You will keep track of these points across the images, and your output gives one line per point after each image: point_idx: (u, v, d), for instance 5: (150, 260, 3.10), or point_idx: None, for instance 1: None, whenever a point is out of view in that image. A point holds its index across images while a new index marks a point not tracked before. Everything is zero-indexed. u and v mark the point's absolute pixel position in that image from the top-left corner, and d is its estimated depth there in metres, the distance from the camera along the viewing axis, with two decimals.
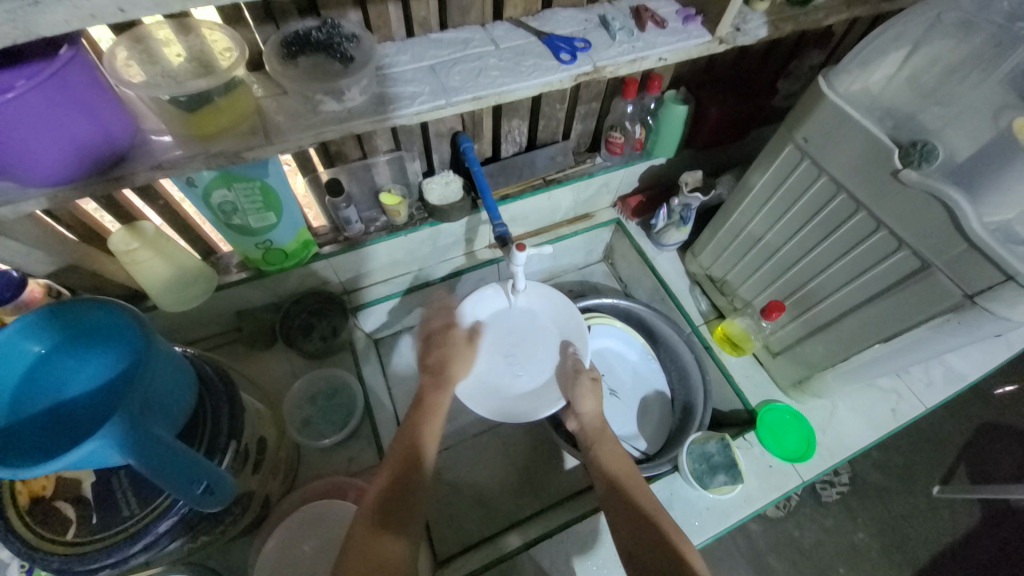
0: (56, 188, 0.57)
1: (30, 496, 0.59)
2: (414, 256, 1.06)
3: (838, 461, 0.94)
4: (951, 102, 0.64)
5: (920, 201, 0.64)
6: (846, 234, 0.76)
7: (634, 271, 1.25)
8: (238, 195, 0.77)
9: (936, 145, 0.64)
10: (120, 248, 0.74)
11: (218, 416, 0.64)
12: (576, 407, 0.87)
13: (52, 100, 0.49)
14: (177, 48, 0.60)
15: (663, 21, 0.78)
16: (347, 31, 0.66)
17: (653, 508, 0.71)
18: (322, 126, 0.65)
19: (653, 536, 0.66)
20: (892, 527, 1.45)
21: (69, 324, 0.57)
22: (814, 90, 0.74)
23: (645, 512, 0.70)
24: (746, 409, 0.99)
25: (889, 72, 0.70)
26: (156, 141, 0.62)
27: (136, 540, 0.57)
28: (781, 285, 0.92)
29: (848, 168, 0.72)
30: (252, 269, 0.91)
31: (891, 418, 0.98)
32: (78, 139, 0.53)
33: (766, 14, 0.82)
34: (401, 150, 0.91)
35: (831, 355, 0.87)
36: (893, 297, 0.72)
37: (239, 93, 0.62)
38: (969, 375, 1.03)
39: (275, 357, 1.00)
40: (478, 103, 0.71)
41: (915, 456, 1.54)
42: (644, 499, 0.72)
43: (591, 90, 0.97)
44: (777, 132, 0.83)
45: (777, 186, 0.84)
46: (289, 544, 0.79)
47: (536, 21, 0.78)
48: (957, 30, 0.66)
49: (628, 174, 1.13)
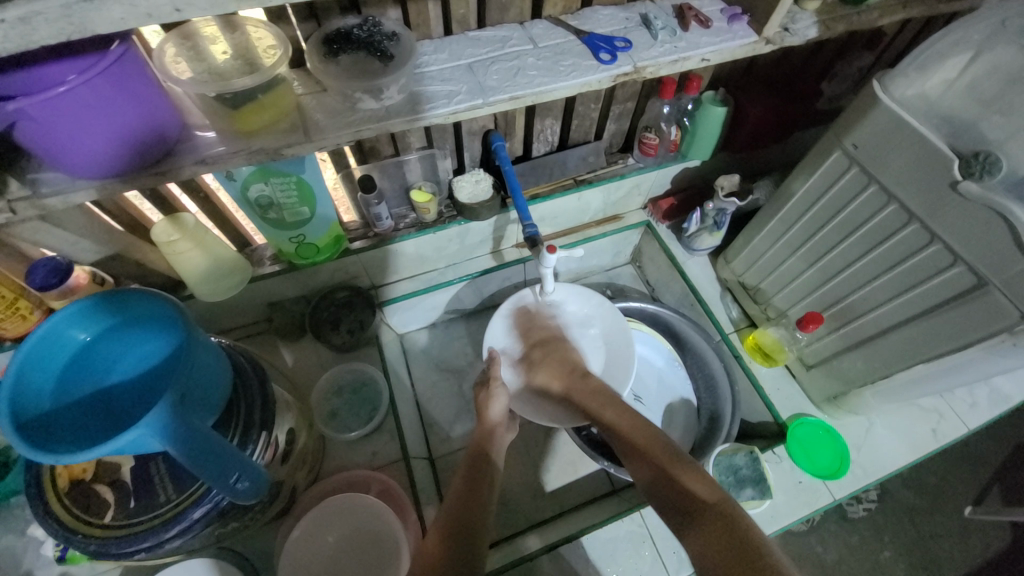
0: (105, 180, 0.59)
1: (70, 478, 0.61)
2: (441, 253, 1.06)
3: (871, 480, 0.91)
4: (1014, 112, 0.60)
5: (978, 215, 0.61)
6: (894, 246, 0.73)
7: (662, 275, 1.23)
8: (275, 190, 0.79)
9: (1000, 155, 0.60)
10: (161, 239, 0.76)
11: (252, 407, 0.66)
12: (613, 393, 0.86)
13: (101, 95, 0.50)
14: (223, 46, 0.61)
15: (707, 20, 0.76)
16: (387, 29, 0.66)
17: (670, 459, 0.66)
18: (360, 123, 0.65)
19: (677, 491, 0.62)
20: (921, 548, 1.39)
21: (115, 314, 0.58)
22: (866, 95, 0.71)
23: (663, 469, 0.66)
24: (777, 422, 0.96)
25: (949, 76, 0.65)
26: (200, 136, 0.63)
27: (170, 526, 0.58)
28: (820, 296, 0.88)
29: (901, 177, 0.69)
30: (284, 262, 0.93)
31: (930, 438, 0.93)
32: (126, 133, 0.55)
33: (817, 13, 0.78)
34: (433, 148, 0.91)
35: (870, 371, 0.84)
36: (942, 315, 0.69)
37: (281, 90, 0.63)
38: (1017, 397, 0.97)
39: (303, 349, 1.02)
40: (515, 103, 0.70)
41: (949, 476, 1.48)
42: (662, 452, 0.68)
43: (627, 90, 0.95)
44: (823, 137, 0.79)
45: (820, 193, 0.81)
46: (313, 533, 0.81)
47: (575, 20, 0.77)
48: (1022, 36, 0.61)
49: (661, 176, 1.10)
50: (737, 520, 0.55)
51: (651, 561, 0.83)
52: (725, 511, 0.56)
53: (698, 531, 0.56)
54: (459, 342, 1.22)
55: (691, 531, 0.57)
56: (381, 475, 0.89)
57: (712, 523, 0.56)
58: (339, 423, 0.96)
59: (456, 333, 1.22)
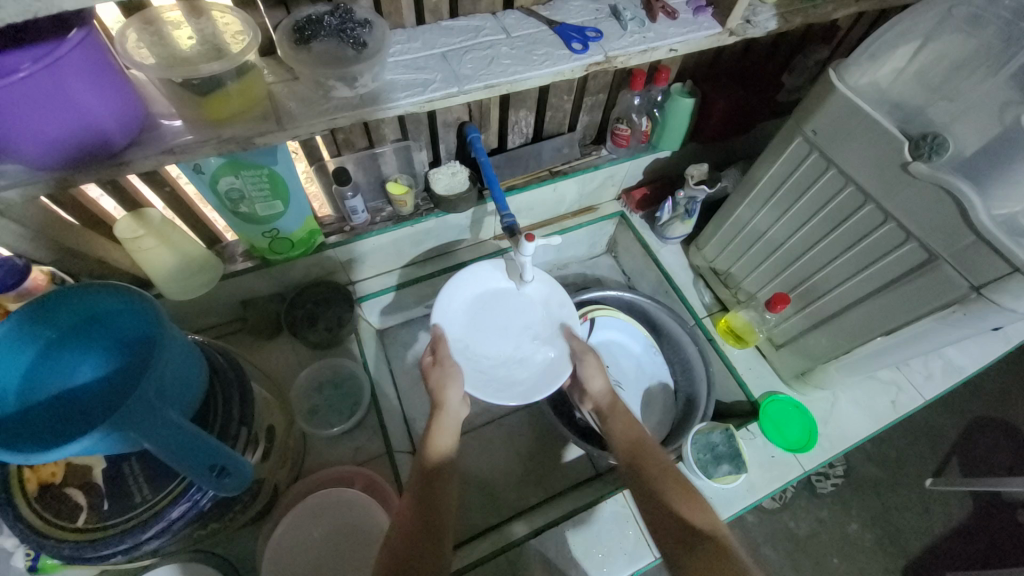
0: (65, 171, 0.56)
1: (39, 483, 0.58)
2: (419, 247, 1.06)
3: (838, 452, 0.95)
4: (959, 97, 0.64)
5: (929, 194, 0.65)
6: (853, 227, 0.77)
7: (637, 263, 1.26)
8: (245, 183, 0.76)
9: (946, 137, 0.64)
10: (126, 234, 0.74)
11: (229, 403, 0.64)
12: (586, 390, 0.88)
13: (60, 82, 0.48)
14: (188, 31, 0.59)
15: (674, 12, 0.78)
16: (360, 17, 0.66)
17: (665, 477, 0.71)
18: (334, 112, 0.65)
19: (668, 514, 0.66)
20: (886, 519, 1.47)
21: (80, 309, 0.56)
22: (824, 84, 0.74)
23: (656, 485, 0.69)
24: (749, 400, 1.01)
25: (898, 65, 0.70)
26: (167, 125, 0.61)
27: (148, 526, 0.56)
28: (786, 278, 0.92)
29: (857, 161, 0.73)
30: (257, 258, 0.91)
31: (890, 410, 0.99)
32: (88, 121, 0.53)
33: (776, 6, 0.81)
34: (408, 140, 0.91)
35: (834, 347, 0.88)
36: (898, 289, 0.73)
37: (251, 78, 0.62)
38: (967, 368, 1.04)
39: (280, 347, 1.00)
40: (490, 91, 0.70)
41: (910, 449, 1.57)
42: (656, 472, 0.72)
43: (598, 82, 0.97)
44: (785, 124, 0.83)
45: (784, 179, 0.85)
46: (299, 530, 0.80)
47: (547, 10, 0.78)
48: (967, 25, 0.65)
49: (634, 167, 1.13)
50: (726, 548, 0.59)
51: (635, 539, 0.85)
52: (717, 541, 0.60)
53: (687, 552, 0.60)
54: None
55: (677, 550, 0.61)
56: (365, 470, 0.88)
57: (702, 547, 0.60)
58: (320, 418, 0.95)
59: None
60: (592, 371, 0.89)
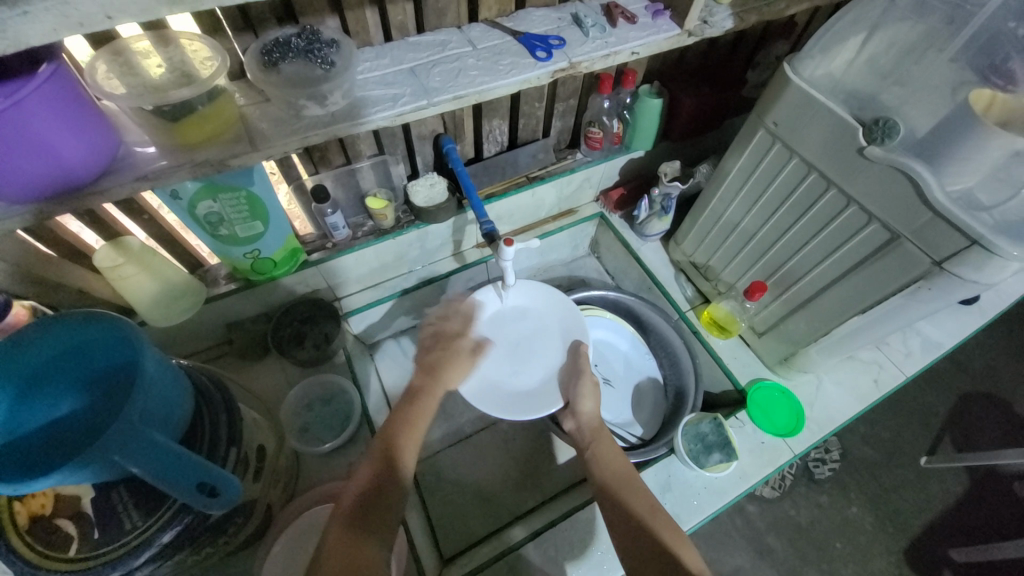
0: (41, 205, 0.57)
1: (29, 515, 0.58)
2: (403, 259, 1.07)
3: (826, 434, 0.97)
4: (910, 82, 0.68)
5: (885, 174, 0.68)
6: (820, 211, 0.79)
7: (619, 262, 1.29)
8: (225, 206, 0.77)
9: (896, 120, 0.66)
10: (105, 264, 0.75)
11: (217, 425, 0.64)
12: (576, 408, 0.87)
13: (31, 116, 0.49)
14: (157, 60, 0.61)
15: (633, 16, 0.81)
16: (327, 37, 0.67)
17: (648, 513, 0.69)
18: (306, 130, 0.66)
19: (645, 534, 0.66)
20: (885, 499, 1.49)
21: (64, 340, 0.57)
22: (781, 77, 0.77)
23: (638, 517, 0.69)
24: (736, 388, 1.02)
25: (849, 56, 0.72)
26: (141, 152, 0.62)
27: (139, 553, 0.56)
28: (762, 267, 0.95)
29: (817, 149, 0.75)
30: (240, 279, 0.91)
31: (873, 388, 1.01)
32: (60, 154, 0.53)
33: (731, 6, 0.85)
34: (385, 154, 0.93)
35: (813, 331, 0.90)
36: (867, 269, 0.75)
37: (222, 102, 0.63)
38: (945, 343, 1.07)
39: (269, 366, 1.00)
40: (459, 102, 0.72)
41: (902, 429, 1.59)
42: (634, 494, 0.72)
43: (567, 88, 1.00)
44: (748, 118, 0.86)
45: (751, 171, 0.88)
46: (296, 550, 0.79)
47: (511, 21, 0.81)
48: (909, 14, 0.68)
49: (609, 169, 1.15)
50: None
51: None
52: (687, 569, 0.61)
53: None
54: None
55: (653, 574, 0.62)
56: (360, 484, 0.88)
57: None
58: (312, 435, 0.94)
59: None
60: (589, 392, 0.87)
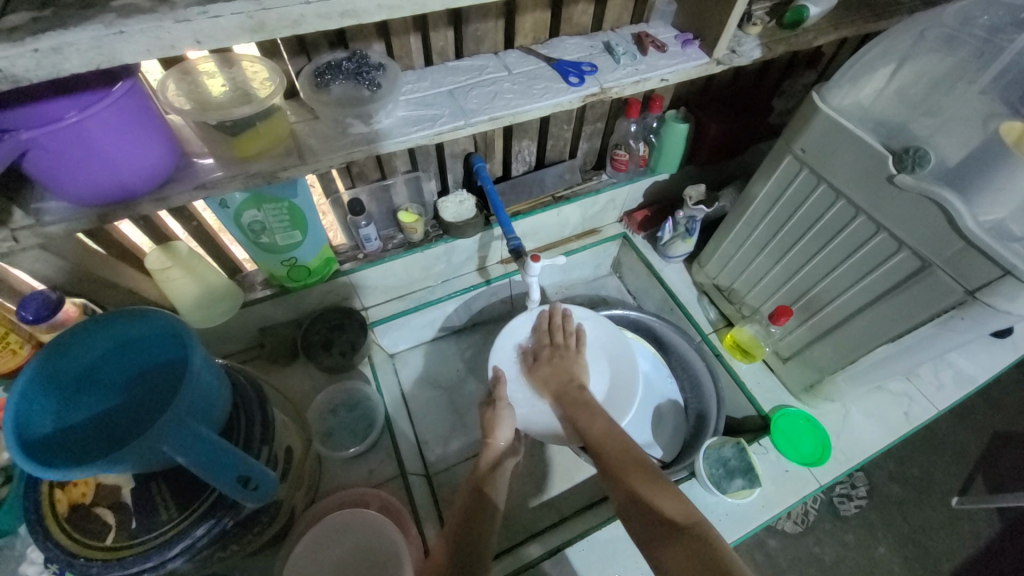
0: (108, 207, 0.61)
1: (69, 503, 0.61)
2: (429, 272, 1.10)
3: (853, 465, 0.94)
4: (940, 112, 0.68)
5: (915, 202, 0.68)
6: (847, 238, 0.80)
7: (641, 283, 1.29)
8: (267, 216, 0.81)
9: (927, 150, 0.67)
10: (155, 266, 0.79)
11: (251, 424, 0.66)
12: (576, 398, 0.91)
13: (104, 126, 0.53)
14: (219, 79, 0.66)
15: (663, 45, 0.84)
16: (374, 61, 0.72)
17: (651, 486, 0.66)
18: (350, 146, 0.70)
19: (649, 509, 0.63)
20: (915, 541, 1.42)
21: (115, 336, 0.60)
22: (809, 105, 0.79)
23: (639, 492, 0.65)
24: (759, 414, 1.01)
25: (878, 86, 0.73)
26: (199, 163, 0.67)
27: (173, 543, 0.58)
28: (788, 291, 0.95)
29: (846, 176, 0.76)
30: (275, 286, 0.95)
31: (903, 421, 0.98)
32: (126, 161, 0.58)
33: (759, 36, 0.87)
34: (418, 171, 0.96)
35: (840, 357, 0.89)
36: (896, 296, 0.75)
37: (275, 118, 0.68)
38: (979, 377, 1.04)
39: (297, 371, 1.03)
40: (494, 123, 0.75)
41: (932, 467, 1.53)
42: (639, 474, 0.68)
43: (596, 111, 1.03)
44: (776, 145, 0.88)
45: (777, 196, 0.89)
46: (315, 554, 0.80)
47: (545, 48, 0.84)
48: (938, 48, 0.69)
49: (634, 190, 1.17)
50: (701, 541, 0.55)
51: None
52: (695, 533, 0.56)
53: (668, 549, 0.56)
54: (450, 361, 1.24)
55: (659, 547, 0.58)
56: (380, 492, 0.89)
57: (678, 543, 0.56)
58: (335, 440, 0.96)
59: (446, 351, 1.25)
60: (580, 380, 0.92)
